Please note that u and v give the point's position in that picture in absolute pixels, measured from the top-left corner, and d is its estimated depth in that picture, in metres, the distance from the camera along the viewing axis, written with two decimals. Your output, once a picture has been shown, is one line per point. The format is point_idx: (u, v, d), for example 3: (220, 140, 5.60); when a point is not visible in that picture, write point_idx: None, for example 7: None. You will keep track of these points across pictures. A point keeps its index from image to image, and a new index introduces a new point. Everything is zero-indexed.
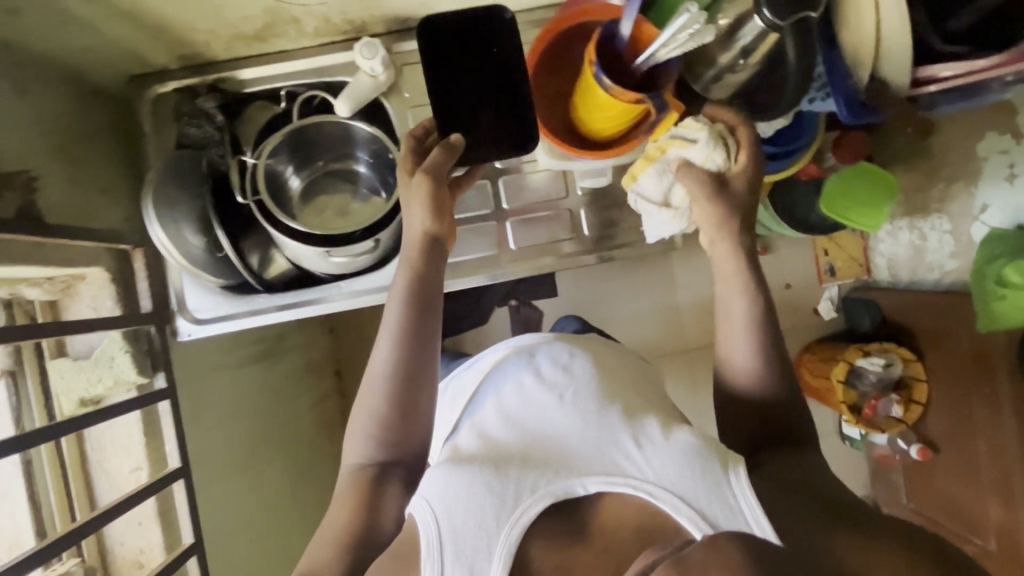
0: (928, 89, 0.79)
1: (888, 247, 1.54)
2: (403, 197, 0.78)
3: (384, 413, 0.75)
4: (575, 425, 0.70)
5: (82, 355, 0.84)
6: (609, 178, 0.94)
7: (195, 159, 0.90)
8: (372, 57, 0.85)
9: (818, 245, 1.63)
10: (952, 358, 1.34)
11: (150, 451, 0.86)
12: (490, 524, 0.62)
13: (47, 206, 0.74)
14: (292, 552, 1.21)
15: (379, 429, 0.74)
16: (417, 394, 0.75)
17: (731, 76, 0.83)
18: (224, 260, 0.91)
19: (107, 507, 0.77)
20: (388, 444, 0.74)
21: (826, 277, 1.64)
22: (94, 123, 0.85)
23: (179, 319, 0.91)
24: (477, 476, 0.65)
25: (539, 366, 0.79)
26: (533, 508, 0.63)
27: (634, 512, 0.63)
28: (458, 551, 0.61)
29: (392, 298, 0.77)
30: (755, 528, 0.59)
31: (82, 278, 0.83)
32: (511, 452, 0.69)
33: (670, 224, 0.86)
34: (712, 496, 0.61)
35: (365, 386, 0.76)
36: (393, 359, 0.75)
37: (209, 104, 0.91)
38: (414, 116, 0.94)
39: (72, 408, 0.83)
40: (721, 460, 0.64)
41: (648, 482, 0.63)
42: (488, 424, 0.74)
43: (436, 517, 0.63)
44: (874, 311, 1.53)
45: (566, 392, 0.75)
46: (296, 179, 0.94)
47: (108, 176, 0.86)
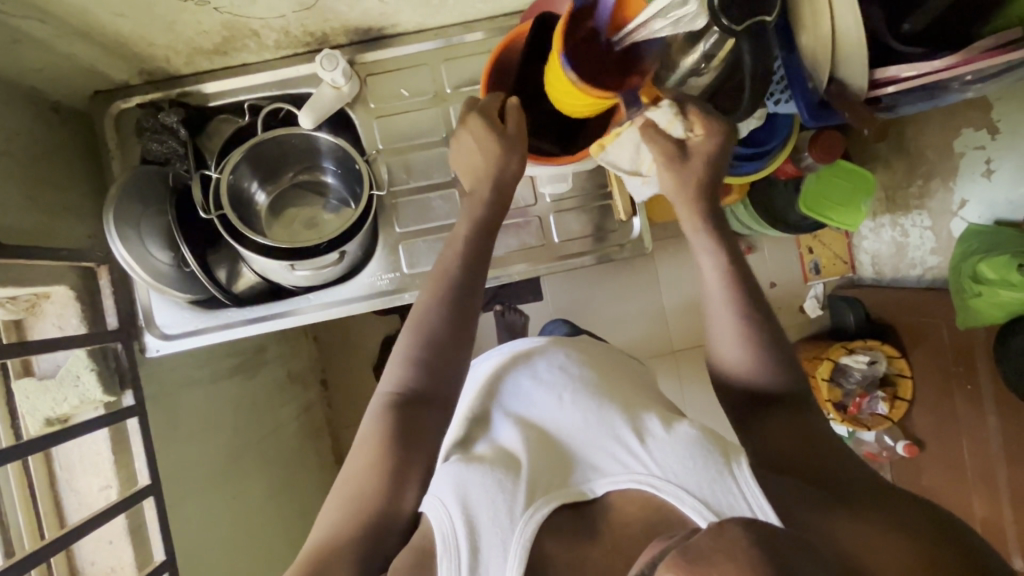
0: (889, 88, 0.82)
1: (871, 244, 1.54)
2: (462, 131, 0.82)
3: (429, 334, 0.72)
4: (581, 426, 0.70)
5: (48, 374, 0.83)
6: (570, 183, 0.94)
7: (161, 175, 0.89)
8: (333, 68, 0.86)
9: (801, 244, 1.63)
10: (937, 354, 1.33)
11: (120, 468, 0.85)
12: (504, 519, 0.59)
13: (5, 227, 0.74)
14: (271, 562, 1.21)
15: (427, 362, 0.71)
16: (469, 334, 0.74)
17: (695, 80, 0.81)
18: (192, 274, 0.91)
19: (74, 526, 0.77)
20: (427, 379, 0.71)
21: (811, 275, 1.64)
22: (56, 140, 0.85)
23: (147, 336, 0.92)
24: (492, 473, 0.63)
25: (538, 370, 0.81)
26: (547, 505, 0.61)
27: (639, 507, 0.60)
28: (475, 549, 0.57)
29: (452, 245, 0.78)
30: (760, 514, 0.56)
31: (47, 296, 0.83)
32: (519, 450, 0.68)
33: (642, 188, 0.88)
34: (716, 488, 0.58)
35: (414, 319, 0.74)
36: (452, 294, 0.74)
37: (171, 119, 0.89)
38: (380, 125, 0.93)
39: (38, 427, 0.82)
40: (720, 448, 0.61)
41: (654, 476, 0.61)
42: (495, 430, 0.74)
43: (451, 514, 0.59)
44: (857, 308, 1.52)
45: (564, 392, 0.76)
46: (262, 194, 0.94)
47: (70, 194, 0.86)
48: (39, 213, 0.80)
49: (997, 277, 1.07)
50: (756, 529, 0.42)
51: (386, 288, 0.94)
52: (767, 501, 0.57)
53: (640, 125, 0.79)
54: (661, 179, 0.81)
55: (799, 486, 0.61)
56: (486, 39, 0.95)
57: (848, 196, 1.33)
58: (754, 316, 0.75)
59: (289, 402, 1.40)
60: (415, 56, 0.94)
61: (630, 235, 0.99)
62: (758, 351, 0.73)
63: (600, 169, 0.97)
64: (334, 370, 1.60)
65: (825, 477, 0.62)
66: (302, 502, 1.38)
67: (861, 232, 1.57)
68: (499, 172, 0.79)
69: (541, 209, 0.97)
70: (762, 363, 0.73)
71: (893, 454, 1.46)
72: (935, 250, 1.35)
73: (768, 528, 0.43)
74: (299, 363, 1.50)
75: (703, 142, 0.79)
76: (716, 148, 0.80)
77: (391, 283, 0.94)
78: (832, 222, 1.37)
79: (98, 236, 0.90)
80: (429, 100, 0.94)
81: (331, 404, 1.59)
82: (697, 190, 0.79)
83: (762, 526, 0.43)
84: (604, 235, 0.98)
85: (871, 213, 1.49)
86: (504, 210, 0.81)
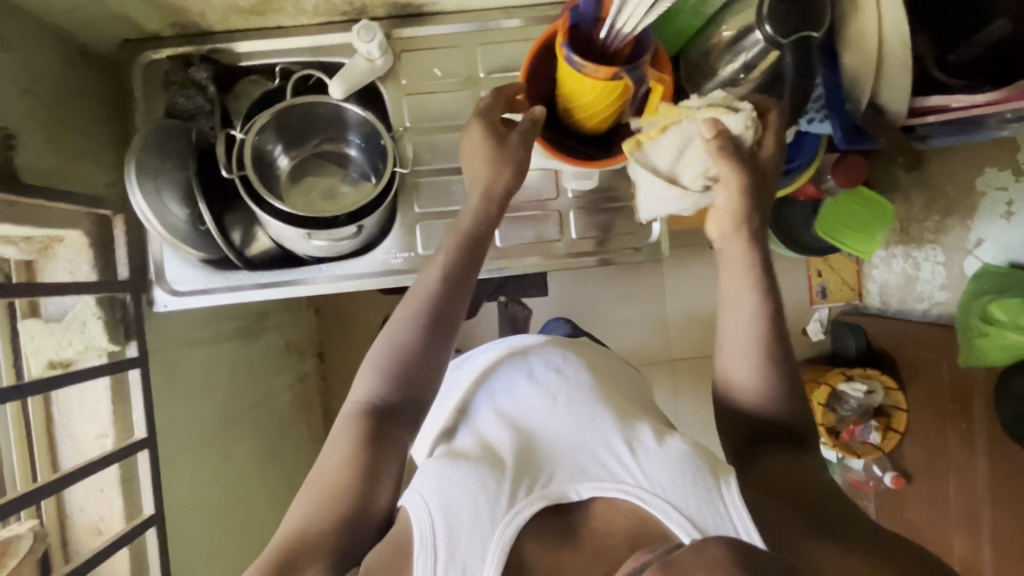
0: (929, 118, 0.81)
1: (880, 273, 1.54)
2: (468, 146, 0.80)
3: (405, 347, 0.72)
4: (573, 432, 0.69)
5: (54, 317, 0.83)
6: (596, 181, 0.91)
7: (184, 130, 0.88)
8: (370, 40, 0.84)
9: (811, 266, 1.63)
10: (933, 390, 1.34)
11: (118, 419, 0.85)
12: (485, 519, 0.59)
13: (25, 165, 0.73)
14: (253, 526, 1.21)
15: (400, 373, 0.71)
16: (444, 349, 0.73)
17: (731, 90, 0.82)
18: (207, 233, 0.91)
19: (66, 472, 0.76)
20: (401, 388, 0.71)
21: (817, 299, 1.64)
22: (81, 84, 0.84)
23: (157, 289, 0.90)
24: (475, 471, 0.62)
25: (534, 372, 0.80)
26: (529, 508, 0.61)
27: (623, 517, 0.60)
28: (452, 549, 0.57)
29: (437, 254, 0.76)
30: (743, 535, 0.57)
31: (60, 240, 0.83)
32: (506, 450, 0.67)
33: (673, 203, 0.77)
34: (702, 504, 0.59)
35: (392, 328, 0.73)
36: (431, 308, 0.73)
37: (201, 74, 0.89)
38: (409, 103, 0.93)
39: (40, 369, 0.81)
40: (712, 466, 0.62)
41: (640, 486, 0.61)
42: (485, 425, 0.73)
43: (431, 511, 0.59)
44: (859, 335, 1.51)
45: (559, 395, 0.75)
46: (284, 158, 0.94)
47: (91, 140, 0.85)
48: (61, 156, 0.79)
49: (1008, 320, 1.07)
50: (741, 546, 0.43)
51: (399, 267, 0.94)
52: (752, 521, 0.58)
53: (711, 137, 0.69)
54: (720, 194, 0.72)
55: (784, 519, 0.61)
56: (525, 28, 0.94)
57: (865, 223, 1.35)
58: (776, 343, 0.72)
59: (285, 371, 1.41)
60: (450, 37, 0.93)
61: (647, 239, 0.97)
62: (769, 374, 0.71)
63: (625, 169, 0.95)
64: (332, 344, 1.60)
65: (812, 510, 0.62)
66: (289, 471, 1.39)
67: (872, 260, 1.56)
68: (500, 185, 0.77)
69: (562, 203, 0.96)
70: (774, 387, 0.71)
71: (879, 484, 1.46)
72: (944, 286, 1.35)
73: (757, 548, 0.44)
74: (299, 333, 1.50)
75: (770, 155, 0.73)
76: (768, 162, 0.73)
77: (405, 262, 0.93)
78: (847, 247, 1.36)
79: (116, 184, 0.89)
80: (460, 82, 0.93)
81: (326, 378, 1.60)
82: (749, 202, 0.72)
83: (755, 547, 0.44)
84: (621, 237, 0.97)
85: (884, 243, 1.49)
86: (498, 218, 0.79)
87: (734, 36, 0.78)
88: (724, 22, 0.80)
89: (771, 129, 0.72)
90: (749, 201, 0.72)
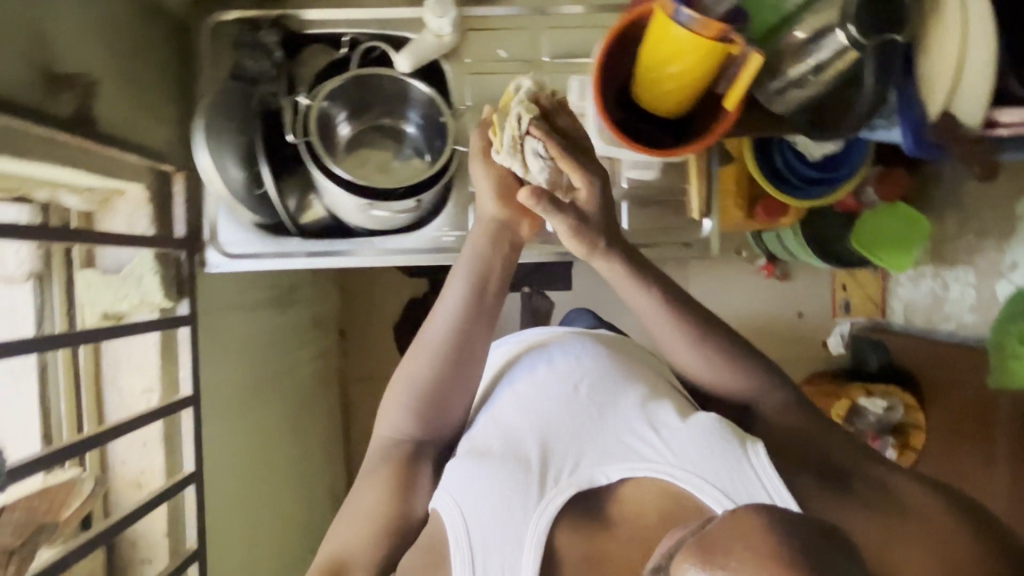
0: (999, 131, 0.78)
1: (907, 292, 1.53)
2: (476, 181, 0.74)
3: (426, 387, 0.69)
4: (593, 422, 0.65)
5: (110, 270, 0.84)
6: (656, 172, 0.90)
7: (248, 94, 0.87)
8: (442, 15, 0.84)
9: (837, 279, 1.71)
10: (956, 409, 1.33)
11: (165, 375, 0.86)
12: (519, 514, 0.59)
13: (102, 114, 0.73)
14: (275, 494, 1.22)
15: (420, 411, 0.69)
16: (466, 381, 0.71)
17: (796, 91, 0.79)
18: (263, 198, 0.91)
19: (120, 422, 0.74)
20: (427, 421, 0.70)
21: (840, 312, 1.72)
22: (151, 40, 0.84)
23: (210, 250, 0.90)
24: (501, 471, 0.61)
25: (549, 355, 0.73)
26: (559, 498, 0.60)
27: (656, 495, 0.59)
28: (488, 541, 0.58)
29: (448, 291, 0.71)
30: (777, 500, 0.56)
31: (121, 193, 0.83)
32: (525, 443, 0.64)
33: None
34: (735, 475, 0.57)
35: (410, 368, 0.71)
36: (443, 351, 0.69)
37: (270, 38, 0.87)
38: (471, 83, 0.92)
39: (94, 320, 0.82)
40: (738, 434, 0.60)
41: (670, 466, 0.59)
42: (503, 415, 0.69)
43: (464, 516, 0.60)
44: (881, 351, 1.53)
45: (580, 384, 0.69)
46: (345, 127, 0.94)
47: (157, 97, 0.85)
48: (129, 109, 0.79)
49: None
50: (771, 516, 0.41)
51: (449, 245, 0.93)
52: (783, 484, 0.57)
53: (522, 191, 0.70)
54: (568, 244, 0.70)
55: (817, 488, 0.58)
56: (591, 15, 0.93)
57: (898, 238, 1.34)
58: (707, 335, 0.68)
59: (310, 345, 1.42)
60: (516, 19, 0.92)
61: (698, 235, 0.97)
62: (716, 367, 0.68)
63: (682, 164, 0.95)
64: (355, 323, 1.61)
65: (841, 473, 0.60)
66: (308, 444, 1.40)
67: (898, 277, 1.56)
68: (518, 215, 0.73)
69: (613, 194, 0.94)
70: (724, 378, 0.68)
71: None
72: (974, 307, 1.34)
73: (815, 523, 0.41)
74: (324, 309, 1.51)
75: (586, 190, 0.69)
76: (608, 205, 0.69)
77: (455, 241, 0.93)
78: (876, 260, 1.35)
79: (175, 143, 0.89)
80: (523, 65, 0.93)
81: (346, 356, 1.61)
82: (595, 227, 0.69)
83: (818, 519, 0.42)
84: (671, 232, 0.96)
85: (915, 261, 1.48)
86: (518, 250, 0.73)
87: (811, 35, 0.75)
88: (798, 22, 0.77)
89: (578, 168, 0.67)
90: (585, 231, 0.68)
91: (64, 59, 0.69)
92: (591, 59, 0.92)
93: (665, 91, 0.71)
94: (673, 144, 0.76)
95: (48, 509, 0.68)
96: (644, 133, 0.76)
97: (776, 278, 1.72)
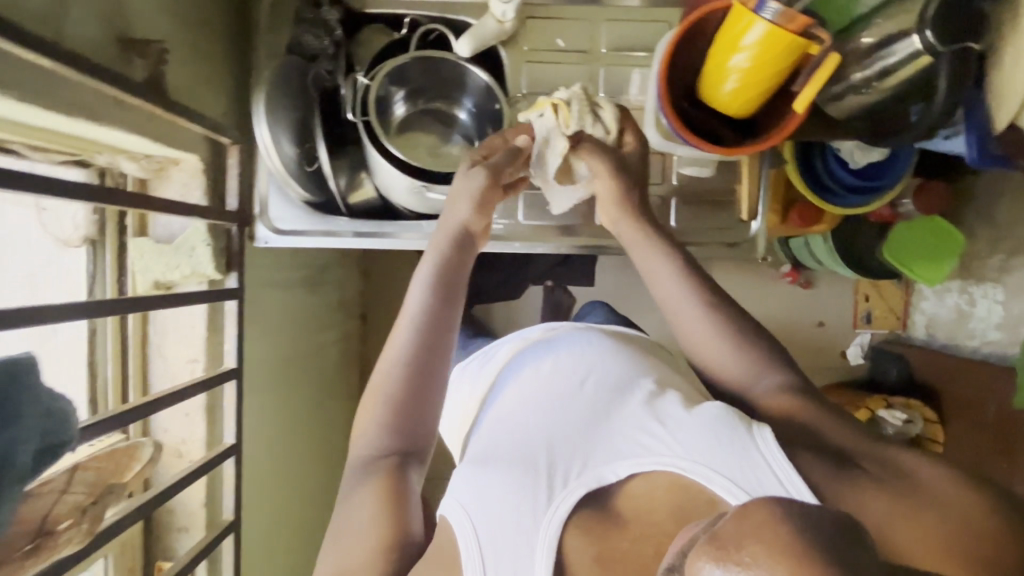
0: None
1: (931, 305, 1.50)
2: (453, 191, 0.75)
3: (397, 399, 0.63)
4: (597, 425, 0.62)
5: (162, 239, 0.84)
6: (712, 171, 0.92)
7: (305, 70, 0.87)
8: (507, 1, 0.83)
9: (860, 290, 1.68)
10: (975, 426, 1.30)
11: (210, 346, 0.86)
12: (527, 520, 0.53)
13: (171, 82, 0.73)
14: (298, 472, 1.22)
15: (396, 421, 0.62)
16: (436, 385, 0.65)
17: (855, 97, 0.80)
18: (314, 175, 0.91)
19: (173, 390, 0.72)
20: (405, 432, 0.63)
21: (861, 323, 1.67)
22: (214, 11, 0.84)
23: (259, 225, 0.91)
24: (509, 472, 0.57)
25: (552, 344, 0.74)
26: (568, 501, 0.54)
27: (667, 489, 0.53)
28: (497, 543, 0.52)
29: (412, 290, 0.69)
30: (792, 491, 0.50)
31: (176, 162, 0.83)
32: (533, 445, 0.60)
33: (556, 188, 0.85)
34: (749, 468, 0.52)
35: (378, 380, 0.64)
36: (412, 355, 0.64)
37: (332, 15, 0.86)
38: (528, 71, 0.92)
39: (145, 288, 0.82)
40: (743, 418, 0.56)
41: (677, 458, 0.54)
42: (509, 408, 0.67)
43: (471, 518, 0.54)
44: (902, 364, 1.53)
45: (587, 377, 0.67)
46: (401, 107, 0.93)
47: (216, 68, 0.85)
48: (192, 78, 0.79)
49: None
50: (785, 511, 0.37)
51: (497, 233, 0.96)
52: (798, 474, 0.51)
53: (586, 145, 0.77)
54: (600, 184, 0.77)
55: (824, 467, 0.53)
56: (651, 9, 0.92)
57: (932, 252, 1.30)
58: (730, 311, 0.67)
59: (335, 327, 1.42)
60: (576, 8, 0.92)
61: (745, 235, 0.96)
62: (741, 349, 0.65)
63: (734, 163, 0.94)
64: (377, 307, 1.61)
65: (847, 454, 0.55)
66: (329, 425, 1.40)
67: (922, 291, 1.53)
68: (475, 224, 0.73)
69: (663, 191, 0.94)
70: (751, 360, 0.65)
71: None
72: (1000, 325, 1.31)
73: (836, 521, 0.37)
74: (349, 291, 1.51)
75: (637, 143, 0.81)
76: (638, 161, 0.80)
77: (504, 229, 0.96)
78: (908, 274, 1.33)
79: (229, 115, 0.89)
80: (580, 56, 0.92)
81: (366, 340, 1.61)
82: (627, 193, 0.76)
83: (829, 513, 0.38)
84: (716, 231, 0.96)
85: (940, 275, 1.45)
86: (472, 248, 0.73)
87: (878, 42, 0.75)
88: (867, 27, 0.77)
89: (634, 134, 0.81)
90: (622, 174, 0.76)
91: (140, 25, 0.69)
92: (648, 53, 0.92)
93: (733, 91, 0.71)
94: (735, 140, 0.77)
95: (114, 471, 0.63)
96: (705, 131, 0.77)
97: (799, 285, 1.71)
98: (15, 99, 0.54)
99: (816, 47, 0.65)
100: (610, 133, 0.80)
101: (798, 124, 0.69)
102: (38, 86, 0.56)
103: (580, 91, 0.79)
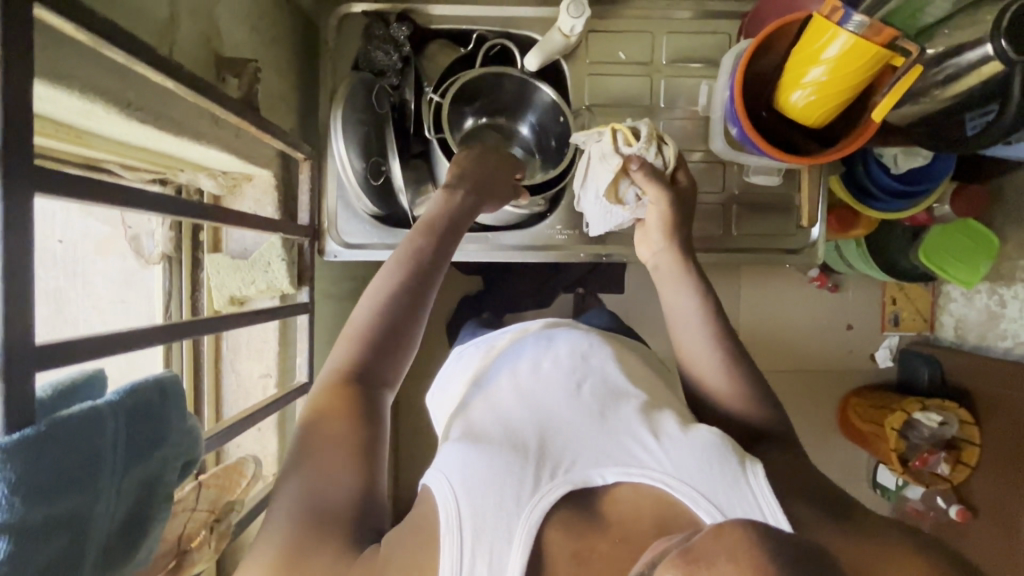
0: None
1: (959, 306, 1.43)
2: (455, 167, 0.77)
3: (375, 332, 0.61)
4: (589, 422, 0.55)
5: (236, 254, 0.84)
6: (780, 179, 0.92)
7: (371, 86, 0.88)
8: (577, 16, 0.81)
9: (886, 292, 1.53)
10: (1014, 426, 1.20)
11: (281, 361, 0.86)
12: (510, 504, 0.48)
13: (263, 99, 0.79)
14: None
15: (370, 359, 0.60)
16: (414, 329, 0.63)
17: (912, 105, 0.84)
18: (379, 188, 0.90)
19: (270, 400, 0.74)
20: (375, 365, 0.60)
21: (889, 325, 1.53)
22: (285, 30, 0.85)
23: (329, 240, 0.92)
24: (500, 453, 0.51)
25: (553, 339, 0.68)
26: (553, 495, 0.49)
27: (651, 503, 0.49)
28: (478, 532, 0.47)
29: (383, 271, 0.65)
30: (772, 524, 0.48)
31: (249, 178, 0.83)
32: (525, 429, 0.55)
33: (605, 212, 0.82)
34: (732, 495, 0.49)
35: (366, 305, 0.63)
36: (394, 298, 0.63)
37: (401, 32, 0.88)
38: (590, 83, 0.93)
39: (221, 303, 0.83)
40: (736, 449, 0.52)
41: (665, 473, 0.50)
42: (501, 393, 0.61)
43: (455, 495, 0.49)
44: (935, 367, 1.41)
45: (583, 381, 0.61)
46: (468, 120, 0.94)
47: (287, 86, 0.86)
48: (268, 93, 0.80)
49: None
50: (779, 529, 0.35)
51: (561, 243, 0.96)
52: (782, 510, 0.49)
53: (638, 169, 0.75)
54: (652, 210, 0.76)
55: (812, 507, 0.52)
56: (707, 22, 0.94)
57: (965, 252, 1.27)
58: (730, 333, 0.69)
59: None
60: (637, 21, 0.93)
61: (805, 241, 0.98)
62: (732, 368, 0.67)
63: (795, 172, 0.95)
64: None
65: (845, 506, 0.53)
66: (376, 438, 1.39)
67: (950, 291, 1.45)
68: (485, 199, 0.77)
69: (727, 198, 0.95)
70: (746, 382, 0.66)
71: (940, 516, 1.37)
72: None
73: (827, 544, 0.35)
74: None
75: (688, 184, 0.80)
76: (687, 197, 0.79)
77: (567, 239, 0.96)
78: (944, 276, 1.29)
79: (295, 132, 0.90)
80: (641, 68, 0.94)
81: None
82: (671, 219, 0.75)
83: (807, 540, 0.36)
84: (775, 237, 0.97)
85: None
86: (472, 215, 0.74)
87: (941, 54, 0.78)
88: (933, 37, 0.80)
89: (684, 167, 0.79)
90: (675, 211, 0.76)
91: (227, 46, 0.70)
92: (704, 64, 0.94)
93: (807, 104, 0.73)
94: (816, 147, 0.79)
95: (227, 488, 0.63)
96: (779, 142, 0.79)
97: (827, 290, 1.53)
98: (139, 121, 0.55)
99: (902, 59, 0.66)
100: (667, 169, 0.78)
101: (873, 134, 0.72)
102: (157, 108, 0.57)
103: (649, 124, 0.78)
